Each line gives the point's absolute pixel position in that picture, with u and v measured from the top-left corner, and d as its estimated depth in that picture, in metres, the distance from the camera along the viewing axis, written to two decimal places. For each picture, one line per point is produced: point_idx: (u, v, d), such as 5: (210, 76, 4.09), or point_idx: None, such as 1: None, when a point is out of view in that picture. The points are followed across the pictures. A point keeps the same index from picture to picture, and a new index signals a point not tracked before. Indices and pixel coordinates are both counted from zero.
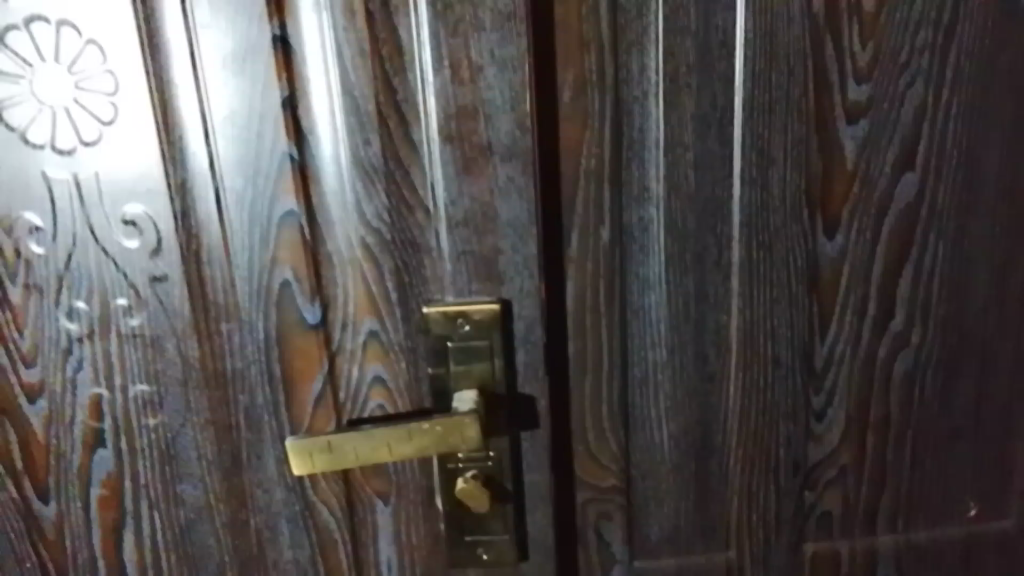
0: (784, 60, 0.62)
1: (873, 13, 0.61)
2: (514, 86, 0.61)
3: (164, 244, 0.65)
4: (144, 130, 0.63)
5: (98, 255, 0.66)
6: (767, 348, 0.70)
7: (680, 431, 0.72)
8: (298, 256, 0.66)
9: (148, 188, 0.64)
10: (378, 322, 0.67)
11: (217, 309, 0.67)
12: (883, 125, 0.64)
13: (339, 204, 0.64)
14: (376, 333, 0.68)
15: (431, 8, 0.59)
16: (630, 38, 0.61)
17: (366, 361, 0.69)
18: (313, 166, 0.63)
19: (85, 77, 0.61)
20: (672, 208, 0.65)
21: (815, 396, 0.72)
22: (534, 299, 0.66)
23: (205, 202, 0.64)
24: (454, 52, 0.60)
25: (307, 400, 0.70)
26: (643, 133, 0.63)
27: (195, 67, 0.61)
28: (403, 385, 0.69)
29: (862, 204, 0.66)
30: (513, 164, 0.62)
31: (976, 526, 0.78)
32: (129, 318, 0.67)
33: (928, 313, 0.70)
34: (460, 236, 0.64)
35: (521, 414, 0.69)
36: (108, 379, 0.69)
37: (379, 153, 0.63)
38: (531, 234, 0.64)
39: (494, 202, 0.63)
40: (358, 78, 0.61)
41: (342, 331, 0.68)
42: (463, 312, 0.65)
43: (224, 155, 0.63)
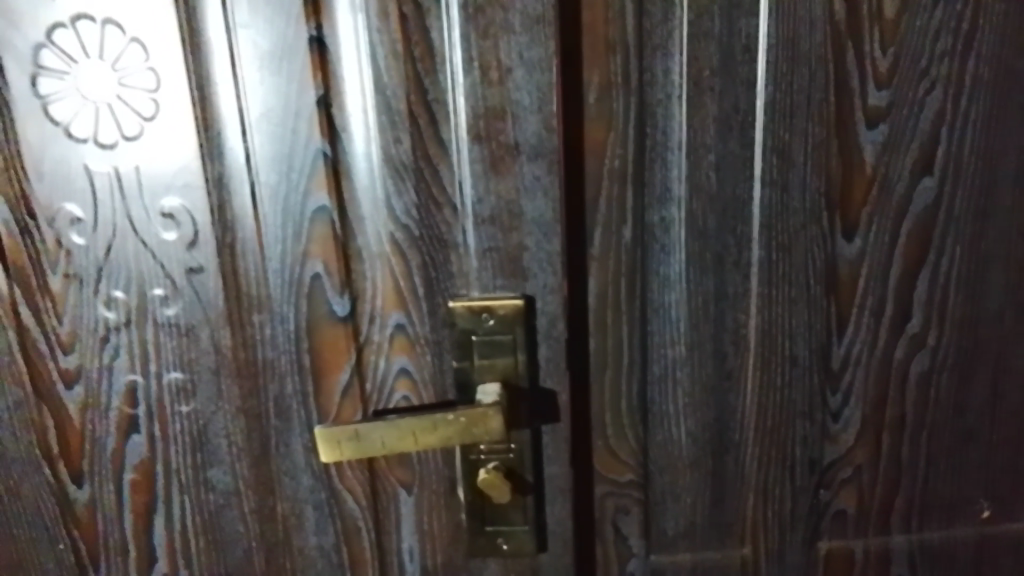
0: (806, 65, 0.63)
1: (895, 20, 0.62)
2: (542, 88, 0.62)
3: (200, 237, 0.68)
4: (183, 125, 0.65)
5: (137, 246, 0.68)
6: (785, 347, 0.71)
7: (698, 428, 0.73)
8: (329, 250, 0.68)
9: (186, 182, 0.67)
10: (404, 315, 0.69)
11: (250, 300, 0.70)
12: (903, 129, 0.65)
13: (370, 201, 0.66)
14: (403, 326, 0.70)
15: (462, 11, 0.61)
16: (655, 42, 0.62)
17: (392, 353, 0.71)
18: (345, 162, 0.65)
19: (128, 73, 0.64)
20: (693, 208, 0.66)
21: (831, 396, 0.73)
22: (556, 295, 0.67)
23: (241, 197, 0.67)
24: (484, 54, 0.62)
25: (335, 390, 0.72)
26: (666, 135, 0.65)
27: (233, 66, 0.63)
28: (428, 377, 0.71)
29: (881, 207, 0.67)
30: (538, 164, 0.64)
31: (991, 528, 0.79)
32: (164, 308, 0.70)
33: (945, 316, 0.71)
34: (486, 233, 0.66)
35: (542, 408, 0.71)
36: (143, 366, 0.72)
37: (409, 150, 0.65)
38: (555, 231, 0.66)
39: (520, 200, 0.65)
40: (391, 78, 0.63)
41: (370, 323, 0.70)
42: (488, 307, 0.67)
43: (260, 150, 0.65)
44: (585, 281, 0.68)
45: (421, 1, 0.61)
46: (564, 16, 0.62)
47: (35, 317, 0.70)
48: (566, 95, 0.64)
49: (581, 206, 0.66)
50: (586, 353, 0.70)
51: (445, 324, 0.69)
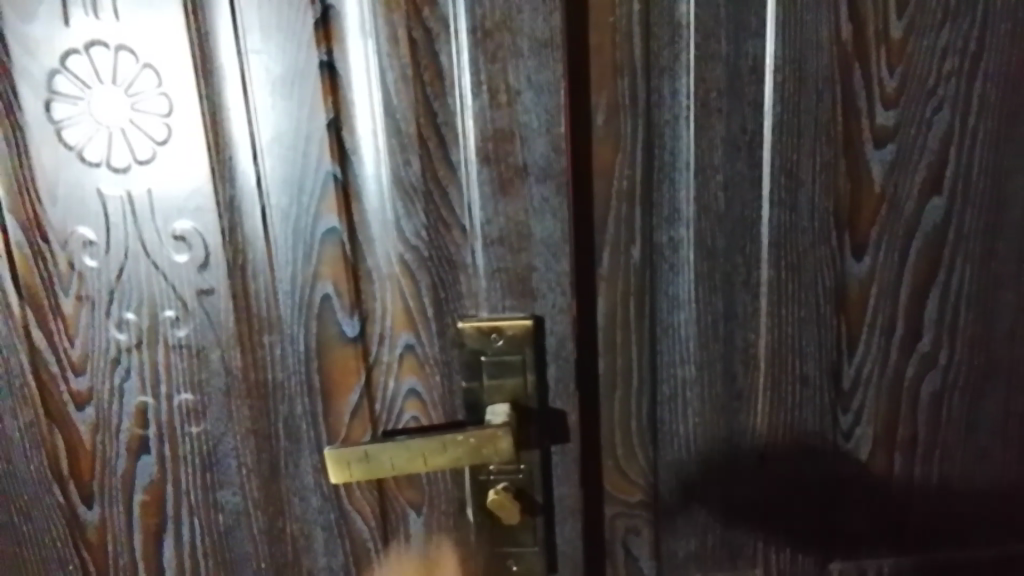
0: (814, 85, 0.63)
1: (901, 41, 0.62)
2: (550, 110, 0.63)
3: (212, 259, 0.69)
4: (195, 149, 0.66)
5: (149, 269, 0.69)
6: (795, 366, 0.71)
7: (709, 448, 0.73)
8: (339, 271, 0.68)
9: (197, 205, 0.67)
10: (414, 336, 0.69)
11: (260, 321, 0.70)
12: (911, 148, 0.65)
13: (379, 222, 0.67)
14: (412, 346, 0.70)
15: (471, 35, 0.62)
16: (663, 64, 0.63)
17: (401, 374, 0.71)
18: (355, 185, 0.66)
19: (141, 99, 0.65)
20: (701, 228, 0.67)
21: (842, 415, 0.72)
22: (566, 316, 0.67)
23: (252, 219, 0.67)
24: (493, 77, 0.62)
25: (344, 411, 0.72)
26: (674, 156, 0.65)
27: (245, 91, 0.64)
28: (437, 398, 0.71)
29: (890, 226, 0.67)
30: (547, 185, 0.64)
31: (1006, 548, 0.78)
32: (176, 329, 0.70)
33: (956, 334, 0.71)
34: (495, 253, 0.66)
35: (552, 428, 0.71)
36: (154, 388, 0.72)
37: (419, 173, 0.65)
38: (564, 252, 0.66)
39: (529, 220, 0.65)
40: (400, 102, 0.63)
41: (379, 344, 0.70)
42: (497, 328, 0.67)
43: (271, 173, 0.66)
44: (594, 301, 0.68)
45: (430, 26, 0.62)
46: (572, 39, 0.62)
47: (47, 338, 0.70)
48: (574, 116, 0.64)
49: (589, 226, 0.67)
50: (595, 373, 0.70)
51: (454, 345, 0.69)
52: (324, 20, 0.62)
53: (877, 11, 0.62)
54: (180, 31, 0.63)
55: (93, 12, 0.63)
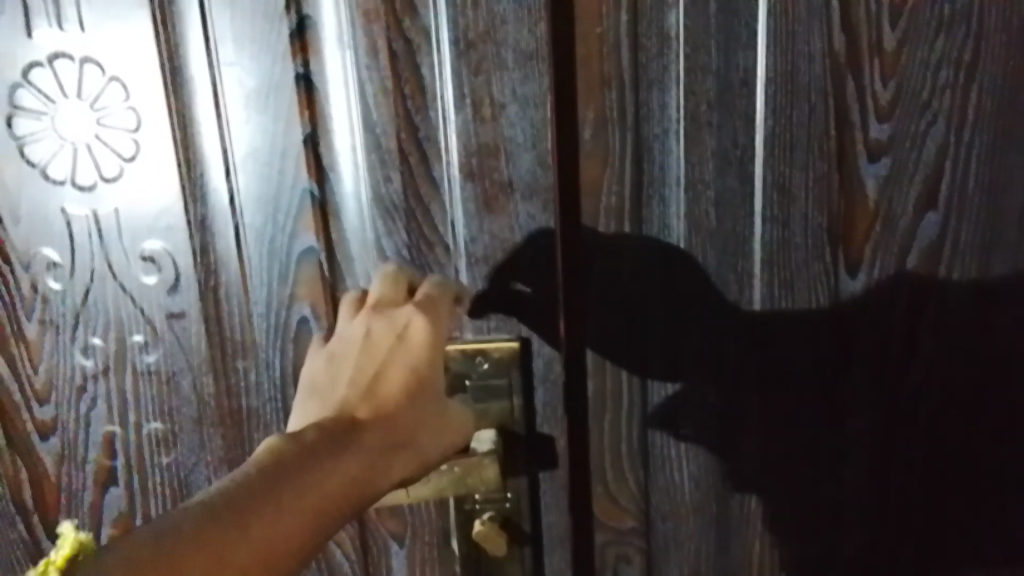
0: (806, 98, 0.62)
1: (895, 52, 0.61)
2: (536, 124, 0.61)
3: (182, 280, 0.65)
4: (165, 165, 0.63)
5: (116, 291, 0.66)
6: (788, 385, 0.69)
7: (702, 472, 0.70)
8: (317, 292, 0.65)
9: (168, 224, 0.64)
10: None
11: (234, 345, 0.67)
12: (906, 162, 0.64)
13: (359, 241, 0.64)
14: None
15: (453, 47, 0.60)
16: (651, 76, 0.61)
17: None
18: (333, 202, 0.63)
19: (108, 113, 0.62)
20: (692, 245, 0.65)
21: (837, 436, 0.71)
22: (553, 336, 0.66)
23: (226, 238, 0.64)
24: (476, 90, 0.60)
25: None
26: (664, 171, 0.63)
27: (218, 105, 0.62)
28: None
29: (884, 242, 0.65)
30: (533, 203, 0.63)
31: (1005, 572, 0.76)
32: (144, 354, 0.67)
33: (952, 353, 0.69)
34: (480, 272, 0.64)
35: (540, 452, 0.69)
36: (122, 416, 0.69)
37: (400, 190, 0.63)
38: (552, 271, 0.65)
39: (515, 238, 0.64)
40: (380, 115, 0.61)
41: None
42: (482, 350, 0.65)
43: (245, 191, 0.63)
44: (581, 322, 0.66)
45: (411, 37, 0.60)
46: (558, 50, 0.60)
47: (10, 365, 0.67)
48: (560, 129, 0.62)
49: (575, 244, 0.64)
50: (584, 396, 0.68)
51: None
52: (301, 32, 0.60)
53: (869, 22, 0.60)
54: (149, 42, 0.60)
55: (57, 22, 0.60)
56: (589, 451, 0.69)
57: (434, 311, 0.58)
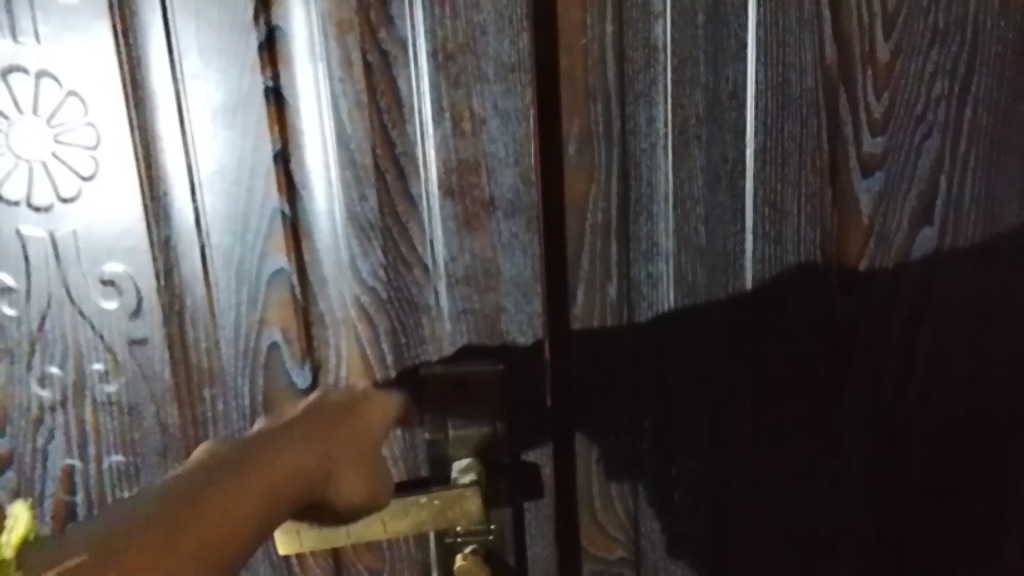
0: (797, 111, 0.60)
1: (888, 64, 0.59)
2: (518, 139, 0.58)
3: (145, 305, 0.62)
4: (125, 184, 0.60)
5: (74, 317, 0.62)
6: (780, 407, 0.66)
7: (694, 498, 0.68)
8: (288, 316, 0.62)
9: (129, 246, 0.61)
10: None
11: (200, 373, 0.63)
12: (900, 177, 0.62)
13: (331, 262, 0.61)
14: None
15: (432, 58, 0.57)
16: (638, 89, 0.59)
17: None
18: (305, 221, 0.60)
19: (66, 130, 0.58)
20: (681, 263, 0.62)
21: (833, 460, 0.68)
22: (538, 360, 0.63)
23: (190, 261, 0.61)
24: (455, 104, 0.58)
25: None
26: (652, 187, 0.61)
27: (182, 120, 0.58)
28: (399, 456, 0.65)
29: (879, 259, 0.63)
30: (516, 220, 0.60)
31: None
32: (104, 384, 0.63)
33: (949, 372, 0.66)
34: (461, 293, 0.61)
35: (525, 482, 0.65)
36: (81, 449, 0.65)
37: (376, 208, 0.59)
38: (536, 291, 0.61)
39: (497, 257, 0.61)
40: (355, 130, 0.58)
41: None
42: (463, 376, 0.62)
43: (212, 210, 0.60)
44: (569, 344, 0.63)
45: (387, 48, 0.57)
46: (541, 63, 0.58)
47: None
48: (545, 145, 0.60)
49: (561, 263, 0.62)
50: (572, 422, 0.65)
51: (416, 396, 0.63)
52: (270, 43, 0.57)
53: (861, 33, 0.59)
54: (108, 55, 0.57)
55: (11, 34, 0.57)
56: (579, 479, 0.67)
57: (384, 403, 0.59)
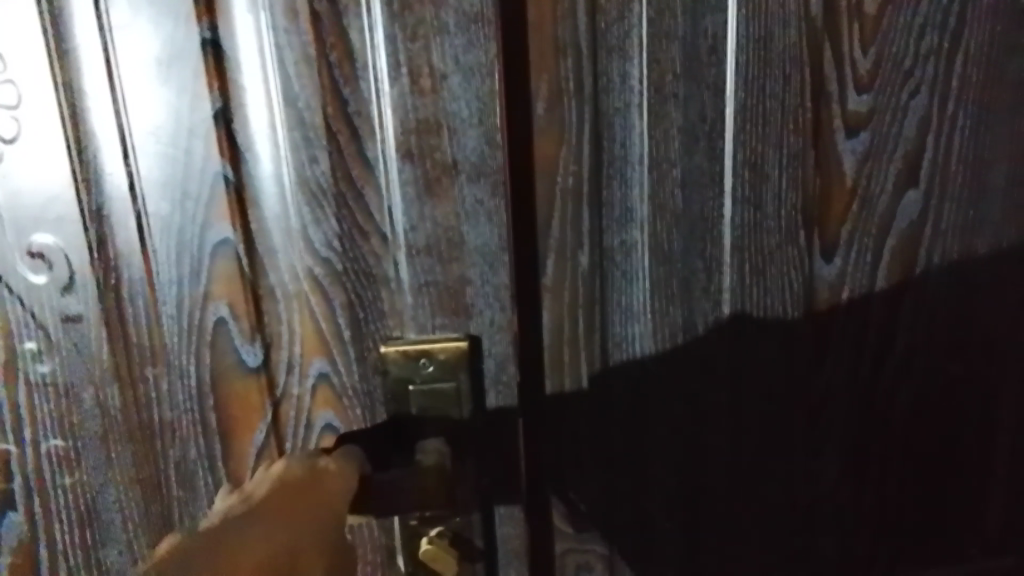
0: (779, 67, 0.57)
1: (875, 17, 0.56)
2: (482, 96, 0.54)
3: (78, 279, 0.57)
4: (50, 146, 0.54)
5: (1, 292, 0.57)
6: (758, 380, 0.64)
7: (671, 473, 0.65)
8: (235, 290, 0.57)
9: (58, 215, 0.55)
10: (328, 364, 0.59)
11: (141, 352, 0.58)
12: (885, 137, 0.59)
13: (280, 232, 0.56)
14: (327, 375, 0.59)
15: (386, 7, 0.52)
16: (611, 43, 0.55)
17: (315, 409, 0.60)
18: (250, 186, 0.55)
19: None
20: (657, 229, 0.59)
21: (811, 430, 0.66)
22: (505, 335, 0.59)
23: (126, 231, 0.56)
24: (413, 57, 0.53)
25: (249, 454, 0.61)
26: (626, 148, 0.57)
27: (111, 75, 0.53)
28: (358, 436, 0.60)
29: (862, 225, 0.61)
30: (481, 185, 0.56)
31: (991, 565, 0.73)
32: (38, 364, 0.59)
33: (930, 337, 0.65)
34: (421, 265, 0.57)
35: (494, 466, 0.61)
36: (16, 433, 0.60)
37: (328, 172, 0.55)
38: (503, 262, 0.57)
39: (460, 226, 0.56)
40: (303, 87, 0.53)
41: (287, 374, 0.59)
42: (426, 351, 0.58)
43: (147, 174, 0.55)
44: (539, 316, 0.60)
45: None
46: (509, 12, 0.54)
47: None
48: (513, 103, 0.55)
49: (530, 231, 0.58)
50: (543, 398, 0.62)
51: (376, 373, 0.59)
52: None
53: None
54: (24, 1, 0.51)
55: None
56: (551, 458, 0.63)
57: (344, 471, 0.55)
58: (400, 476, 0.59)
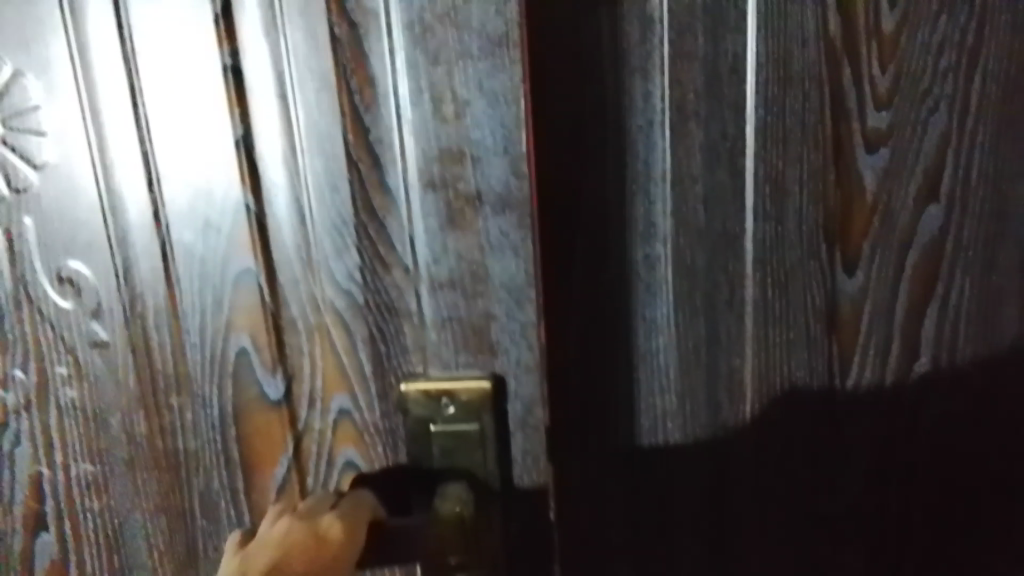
0: (799, 85, 0.57)
1: (893, 35, 0.57)
2: (507, 124, 0.52)
3: (105, 306, 0.58)
4: (79, 178, 0.56)
5: (32, 316, 0.60)
6: (776, 397, 0.65)
7: (695, 480, 0.67)
8: (257, 320, 0.58)
9: (86, 241, 0.57)
10: (349, 399, 0.59)
11: (166, 381, 0.60)
12: (905, 152, 0.60)
13: (300, 263, 0.57)
14: (348, 411, 0.60)
15: (407, 33, 0.52)
16: (633, 64, 0.57)
17: (337, 443, 0.60)
18: (272, 218, 0.56)
19: (15, 116, 0.55)
20: (680, 244, 0.60)
21: (831, 444, 0.66)
22: (532, 375, 0.57)
23: (151, 261, 0.57)
24: (436, 84, 0.52)
25: (270, 487, 0.62)
26: (649, 164, 0.59)
27: (135, 105, 0.54)
28: (381, 474, 0.61)
29: (884, 239, 0.61)
30: (505, 218, 0.54)
31: None
32: (67, 388, 0.61)
33: (955, 351, 0.65)
34: (443, 299, 0.56)
35: (520, 510, 0.60)
36: (47, 456, 0.63)
37: (349, 201, 0.55)
38: (529, 299, 0.55)
39: (484, 260, 0.55)
40: (324, 116, 0.54)
41: (309, 407, 0.60)
42: (448, 392, 0.57)
43: (171, 204, 0.56)
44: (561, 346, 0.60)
45: (357, 23, 0.52)
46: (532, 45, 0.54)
47: None
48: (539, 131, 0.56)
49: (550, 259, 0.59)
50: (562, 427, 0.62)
51: (397, 409, 0.59)
52: (227, 17, 0.52)
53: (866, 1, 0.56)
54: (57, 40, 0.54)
55: None
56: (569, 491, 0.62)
57: (350, 534, 0.53)
58: (417, 526, 0.56)
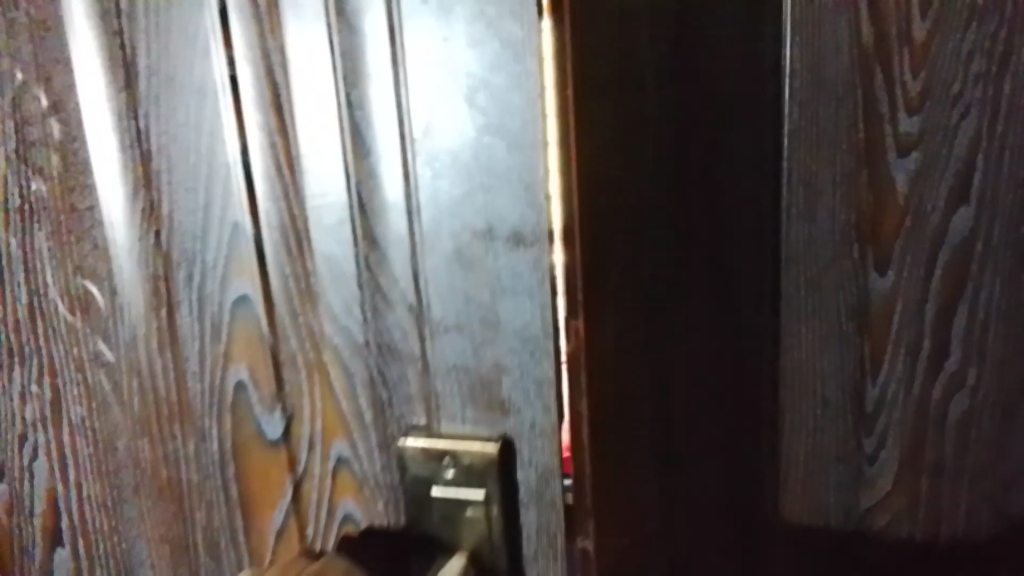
0: (832, 92, 0.65)
1: (925, 43, 0.62)
2: (521, 147, 0.45)
3: (109, 328, 0.60)
4: (89, 191, 0.58)
5: (49, 331, 0.63)
6: (794, 370, 0.72)
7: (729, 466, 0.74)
8: (254, 351, 0.56)
9: (94, 259, 0.59)
10: (347, 446, 0.55)
11: (167, 408, 0.59)
12: (937, 156, 0.64)
13: (299, 290, 0.53)
14: (346, 459, 0.55)
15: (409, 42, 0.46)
16: None
17: (336, 494, 0.56)
18: (268, 242, 0.54)
19: (30, 130, 0.59)
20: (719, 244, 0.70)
21: (859, 425, 0.71)
22: (548, 439, 0.49)
23: (158, 277, 0.58)
24: (438, 99, 0.46)
25: (268, 532, 0.59)
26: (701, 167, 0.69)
27: (133, 117, 0.55)
28: (377, 535, 0.55)
29: (914, 239, 0.66)
30: (517, 255, 0.47)
31: None
32: (76, 407, 0.63)
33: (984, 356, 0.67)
34: (451, 344, 0.50)
35: None
36: (61, 473, 0.65)
37: (346, 230, 0.51)
38: (546, 351, 0.48)
39: (495, 303, 0.48)
40: (320, 133, 0.49)
41: (309, 451, 0.56)
42: (450, 452, 0.51)
43: (172, 220, 0.56)
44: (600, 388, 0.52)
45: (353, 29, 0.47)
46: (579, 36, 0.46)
47: None
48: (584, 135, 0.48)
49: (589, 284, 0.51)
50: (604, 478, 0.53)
51: (396, 469, 0.53)
52: (223, 29, 0.50)
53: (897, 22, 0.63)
54: (65, 55, 0.56)
55: None
56: (601, 561, 0.53)
57: None
58: None
